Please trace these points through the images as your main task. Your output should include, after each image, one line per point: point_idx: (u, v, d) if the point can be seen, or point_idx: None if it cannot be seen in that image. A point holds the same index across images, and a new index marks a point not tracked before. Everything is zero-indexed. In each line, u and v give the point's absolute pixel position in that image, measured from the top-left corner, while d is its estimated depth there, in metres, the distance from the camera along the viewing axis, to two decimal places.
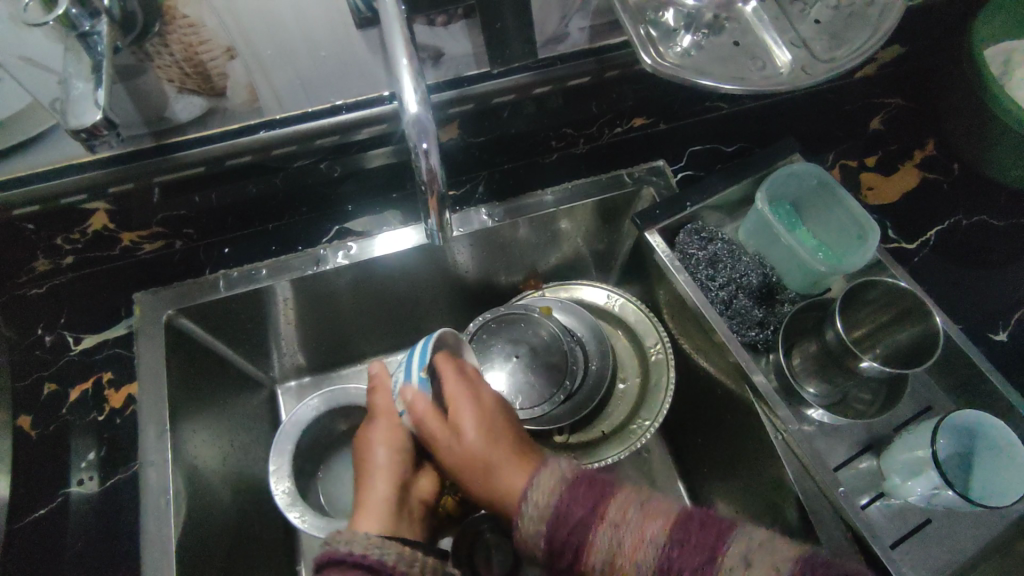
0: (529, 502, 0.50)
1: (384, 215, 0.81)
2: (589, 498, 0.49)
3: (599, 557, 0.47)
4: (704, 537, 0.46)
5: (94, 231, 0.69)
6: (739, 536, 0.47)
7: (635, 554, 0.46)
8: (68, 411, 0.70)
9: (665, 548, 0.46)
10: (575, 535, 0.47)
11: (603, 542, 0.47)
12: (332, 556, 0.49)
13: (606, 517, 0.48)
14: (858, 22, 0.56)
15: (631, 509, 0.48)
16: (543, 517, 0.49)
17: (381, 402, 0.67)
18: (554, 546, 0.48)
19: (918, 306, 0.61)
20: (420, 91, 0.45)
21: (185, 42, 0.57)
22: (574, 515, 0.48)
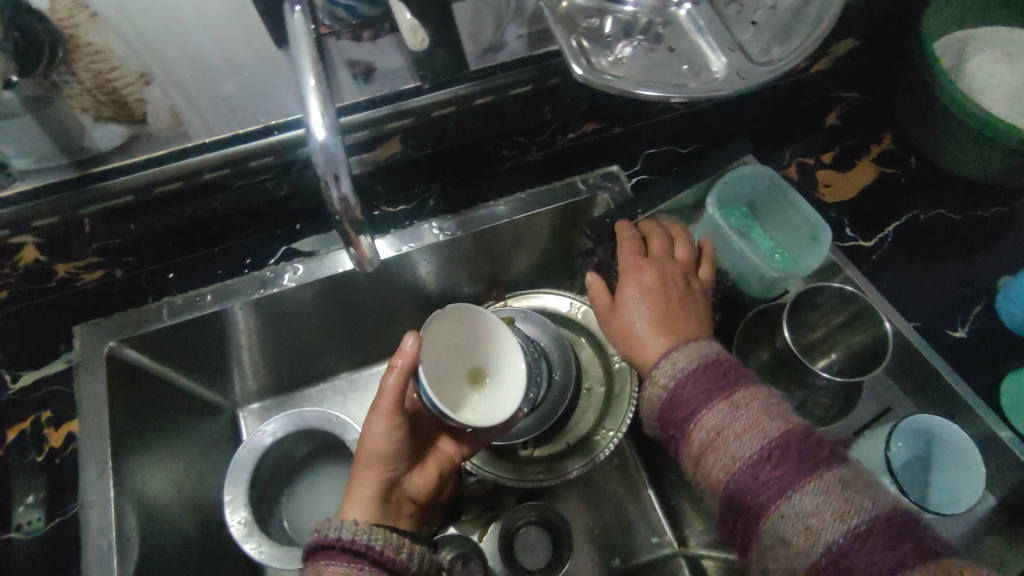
0: (666, 365, 0.54)
1: (332, 233, 0.78)
2: (716, 381, 0.51)
3: (704, 428, 0.49)
4: (814, 450, 0.46)
5: (25, 264, 0.67)
6: (838, 468, 0.45)
7: (742, 434, 0.47)
8: (5, 452, 0.68)
9: (773, 440, 0.46)
10: (691, 405, 0.50)
11: (716, 414, 0.49)
12: (321, 542, 0.52)
13: (729, 398, 0.49)
14: (795, 22, 0.54)
15: (757, 402, 0.49)
16: (674, 378, 0.52)
17: (389, 387, 0.63)
18: (672, 403, 0.51)
19: (867, 309, 0.60)
20: (328, 116, 0.42)
21: (94, 70, 0.56)
22: (697, 387, 0.51)
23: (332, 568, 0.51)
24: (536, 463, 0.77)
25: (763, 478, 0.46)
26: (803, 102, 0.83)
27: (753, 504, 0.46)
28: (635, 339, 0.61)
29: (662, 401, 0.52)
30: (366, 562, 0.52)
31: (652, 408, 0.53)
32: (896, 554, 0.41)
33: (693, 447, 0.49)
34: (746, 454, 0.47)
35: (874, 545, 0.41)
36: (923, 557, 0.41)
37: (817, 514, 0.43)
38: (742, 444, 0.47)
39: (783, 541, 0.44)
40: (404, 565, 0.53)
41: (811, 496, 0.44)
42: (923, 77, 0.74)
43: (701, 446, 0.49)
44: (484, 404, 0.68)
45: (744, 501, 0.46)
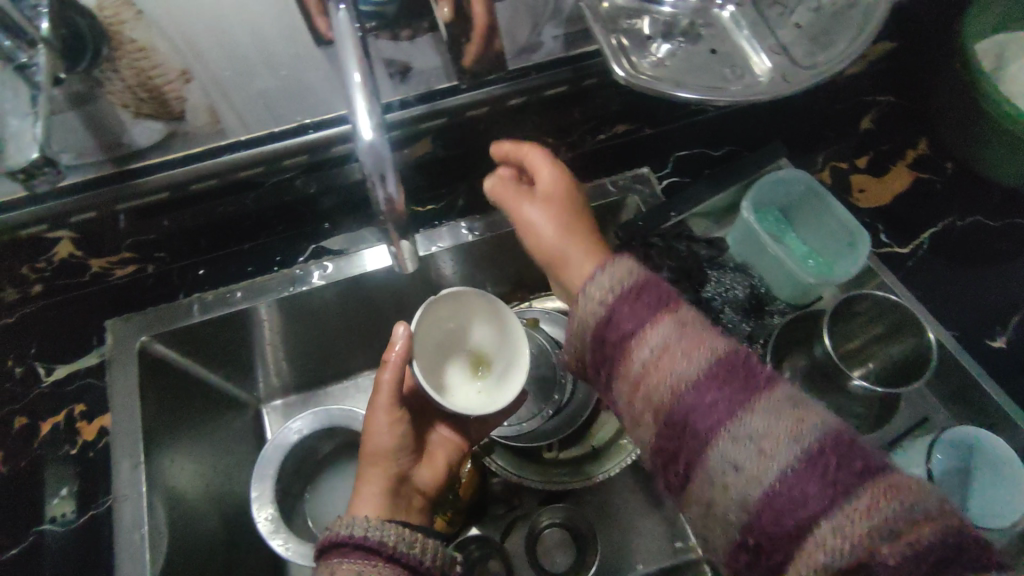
0: (601, 279, 0.51)
1: (362, 232, 0.79)
2: (652, 299, 0.48)
3: (646, 348, 0.46)
4: (754, 370, 0.43)
5: (60, 259, 0.67)
6: (773, 387, 0.42)
7: (687, 351, 0.44)
8: (39, 445, 0.69)
9: (714, 360, 0.43)
10: (629, 324, 0.48)
11: (659, 332, 0.46)
12: (334, 540, 0.52)
13: (668, 318, 0.47)
14: (840, 24, 0.53)
15: (692, 323, 0.46)
16: (610, 294, 0.50)
17: (385, 382, 0.62)
18: (609, 320, 0.49)
19: (909, 321, 0.59)
20: (375, 117, 0.42)
21: (137, 67, 0.56)
22: (632, 309, 0.48)
23: (346, 566, 0.50)
24: (563, 466, 0.76)
25: (707, 400, 0.42)
26: (838, 105, 0.82)
27: (692, 429, 0.42)
28: (558, 249, 0.63)
29: (598, 318, 0.50)
30: (380, 558, 0.51)
31: (590, 330, 0.51)
32: (843, 476, 0.37)
33: (631, 370, 0.46)
34: (688, 373, 0.43)
35: (824, 468, 0.38)
36: (872, 477, 0.37)
37: (765, 434, 0.39)
38: (682, 362, 0.44)
39: (732, 470, 0.40)
40: (418, 560, 0.52)
41: (758, 417, 0.40)
42: (964, 81, 0.72)
43: (640, 369, 0.46)
44: (487, 385, 0.68)
45: (689, 426, 0.42)
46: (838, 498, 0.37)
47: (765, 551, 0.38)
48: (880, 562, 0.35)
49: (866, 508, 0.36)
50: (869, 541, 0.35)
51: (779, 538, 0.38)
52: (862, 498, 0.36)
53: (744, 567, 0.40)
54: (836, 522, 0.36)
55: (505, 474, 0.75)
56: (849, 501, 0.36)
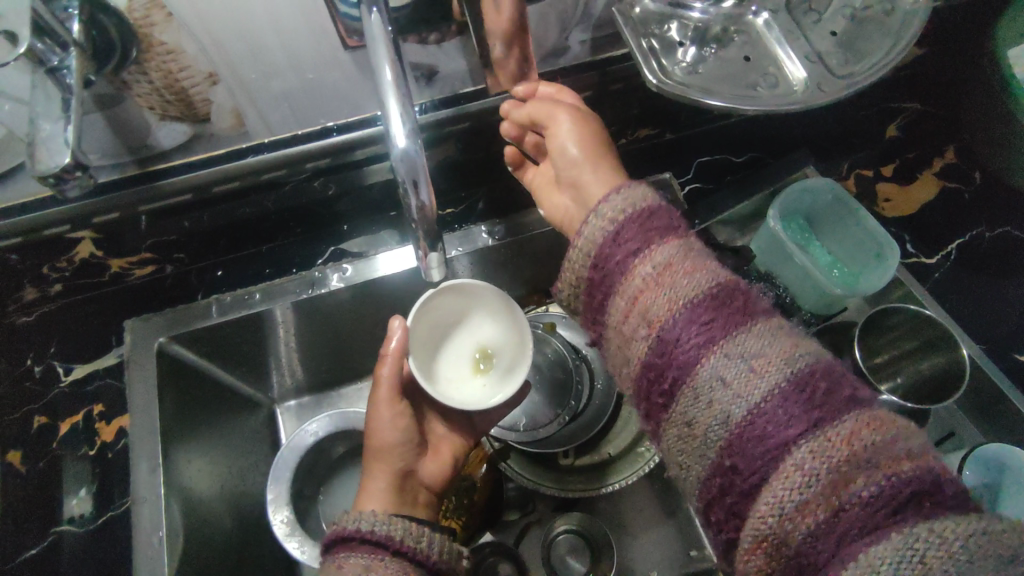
0: (615, 198, 0.51)
1: (381, 235, 0.78)
2: (660, 224, 0.49)
3: (647, 268, 0.47)
4: (750, 301, 0.44)
5: (81, 258, 0.67)
6: (766, 317, 0.44)
7: (688, 270, 0.45)
8: (58, 445, 0.69)
9: (715, 284, 0.45)
10: (635, 241, 0.48)
11: (663, 252, 0.47)
12: (341, 534, 0.51)
13: (674, 241, 0.48)
14: (879, 33, 0.52)
15: (696, 251, 0.48)
16: (621, 213, 0.50)
17: (385, 376, 0.61)
18: (616, 235, 0.49)
19: (943, 336, 0.59)
20: (409, 123, 0.42)
21: (165, 69, 0.55)
22: (639, 230, 0.49)
23: (353, 560, 0.49)
24: (577, 474, 0.76)
25: (702, 320, 0.43)
26: (861, 115, 0.79)
27: (684, 348, 0.43)
28: (572, 171, 0.61)
29: (606, 235, 0.50)
30: (387, 552, 0.50)
31: (591, 248, 0.51)
32: (828, 403, 0.38)
33: (630, 287, 0.47)
34: (687, 294, 0.44)
35: (811, 394, 0.39)
36: (854, 407, 0.39)
37: (757, 355, 0.41)
38: (683, 283, 0.45)
39: (720, 384, 0.41)
40: (425, 554, 0.51)
41: (752, 339, 0.42)
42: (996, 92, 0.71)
43: (639, 288, 0.47)
44: (487, 375, 0.66)
45: (680, 344, 0.43)
46: (820, 423, 0.38)
47: (741, 472, 0.40)
48: (854, 491, 0.36)
49: (848, 435, 0.37)
50: (848, 460, 0.36)
51: (757, 458, 0.39)
52: (846, 422, 0.38)
53: (715, 496, 0.42)
54: (815, 444, 0.37)
55: (520, 479, 0.74)
56: (832, 427, 0.38)
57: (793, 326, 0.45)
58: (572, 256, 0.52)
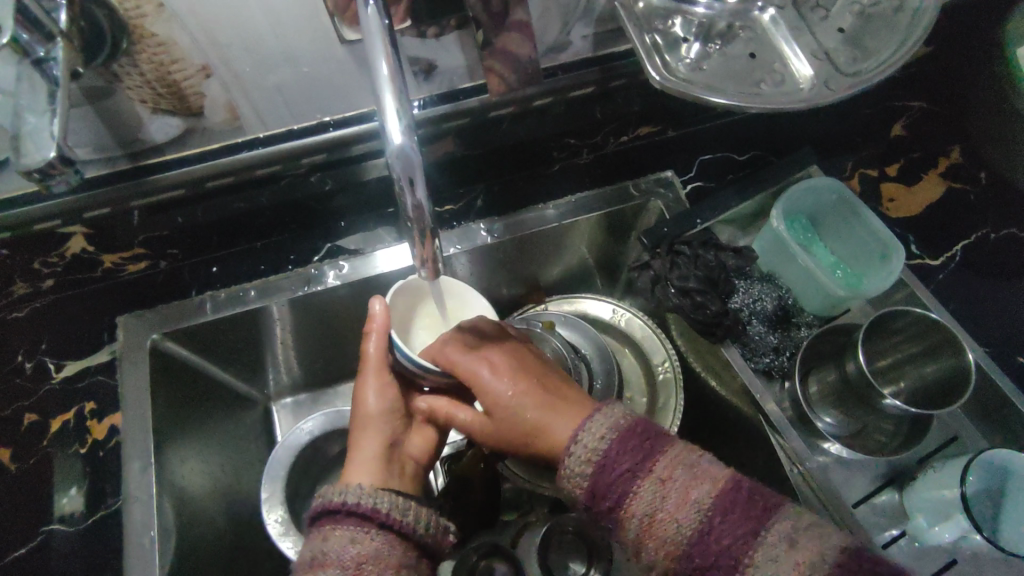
0: (583, 438, 0.49)
1: (378, 232, 0.77)
2: (639, 448, 0.48)
3: (637, 511, 0.46)
4: (749, 509, 0.44)
5: (72, 254, 0.66)
6: (784, 515, 0.44)
7: (675, 513, 0.44)
8: (48, 442, 0.68)
9: (707, 511, 0.44)
10: (616, 489, 0.46)
11: (644, 496, 0.46)
12: (326, 507, 0.49)
13: (652, 472, 0.46)
14: (886, 32, 0.51)
15: (681, 468, 0.46)
16: (595, 458, 0.48)
17: (371, 349, 0.60)
18: (596, 491, 0.47)
19: (949, 341, 0.58)
20: (405, 119, 0.41)
21: (156, 61, 0.53)
22: (622, 462, 0.47)
23: (338, 532, 0.48)
24: None
25: (714, 548, 0.43)
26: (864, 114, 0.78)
27: (712, 574, 0.43)
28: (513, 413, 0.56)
29: (585, 483, 0.48)
30: (374, 525, 0.49)
31: (575, 479, 0.49)
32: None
33: (629, 533, 0.46)
34: (683, 532, 0.44)
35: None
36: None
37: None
38: (678, 526, 0.44)
39: None
40: (411, 527, 0.50)
41: (764, 569, 0.42)
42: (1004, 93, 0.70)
43: (638, 531, 0.46)
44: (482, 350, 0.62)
45: None
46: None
47: None
48: None
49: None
50: None
51: None
52: None
53: None
54: None
55: (516, 480, 0.71)
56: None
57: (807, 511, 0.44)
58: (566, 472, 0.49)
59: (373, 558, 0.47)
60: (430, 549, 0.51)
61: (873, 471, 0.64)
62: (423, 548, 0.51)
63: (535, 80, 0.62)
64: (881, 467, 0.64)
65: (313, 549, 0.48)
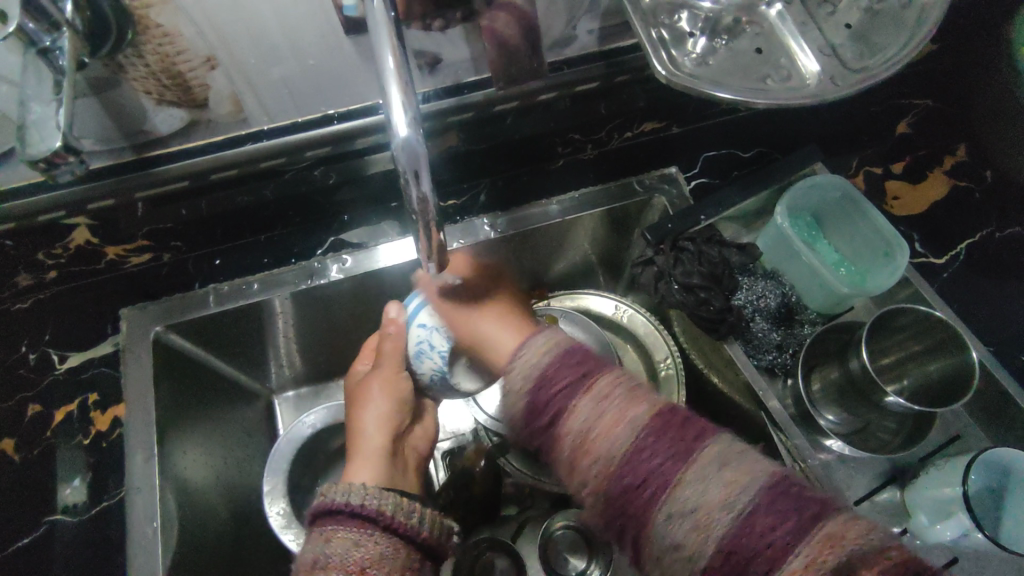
0: (525, 357, 0.53)
1: (383, 226, 0.77)
2: (582, 365, 0.52)
3: (576, 426, 0.49)
4: (681, 431, 0.47)
5: (76, 245, 0.66)
6: (715, 444, 0.46)
7: (613, 429, 0.47)
8: (52, 433, 0.68)
9: (643, 430, 0.47)
10: (557, 401, 0.50)
11: (583, 410, 0.49)
12: (329, 506, 0.49)
13: (591, 391, 0.50)
14: (893, 28, 0.51)
15: (618, 389, 0.50)
16: (537, 370, 0.52)
17: (387, 348, 0.63)
18: (536, 404, 0.51)
19: (952, 338, 0.57)
20: (411, 112, 0.41)
21: (161, 52, 0.53)
22: (562, 376, 0.51)
23: (340, 534, 0.48)
24: None
25: (642, 469, 0.46)
26: (871, 111, 0.78)
27: (641, 492, 0.45)
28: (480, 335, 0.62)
29: (529, 391, 0.52)
30: (377, 526, 0.49)
31: (521, 394, 0.52)
32: (786, 524, 0.41)
33: (567, 450, 0.49)
34: (619, 448, 0.47)
35: (759, 528, 0.41)
36: (811, 527, 0.40)
37: (701, 506, 0.43)
38: (612, 440, 0.47)
39: (677, 539, 0.44)
40: (415, 530, 0.50)
41: (692, 484, 0.44)
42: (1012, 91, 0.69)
43: (575, 447, 0.49)
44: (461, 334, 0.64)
45: (630, 502, 0.46)
46: (784, 553, 0.40)
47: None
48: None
49: (810, 561, 0.39)
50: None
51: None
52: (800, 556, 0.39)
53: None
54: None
55: (518, 475, 0.71)
56: (792, 555, 0.40)
57: (735, 445, 0.47)
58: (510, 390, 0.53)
59: (377, 561, 0.47)
60: (434, 551, 0.51)
61: (874, 470, 0.64)
62: (427, 549, 0.51)
63: (539, 75, 0.62)
64: (882, 465, 0.64)
65: (316, 551, 0.47)
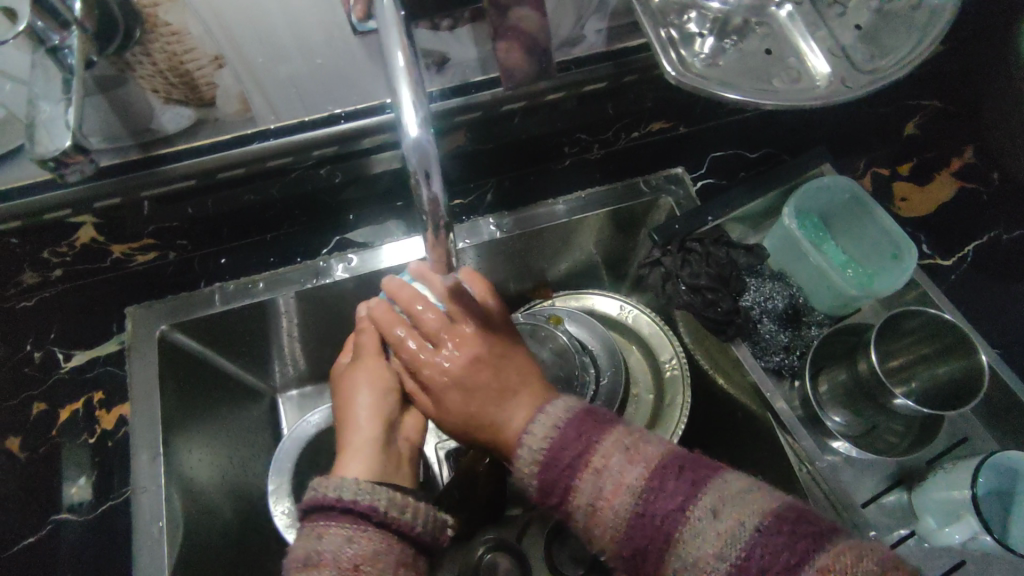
0: (533, 430, 0.53)
1: (388, 225, 0.76)
2: (580, 438, 0.51)
3: (581, 503, 0.49)
4: (678, 486, 0.47)
5: (82, 244, 0.66)
6: (713, 488, 0.47)
7: (615, 499, 0.47)
8: (57, 432, 0.68)
9: (642, 494, 0.47)
10: (561, 480, 0.50)
11: (586, 487, 0.49)
12: (321, 502, 0.49)
13: (591, 464, 0.49)
14: (904, 29, 0.50)
15: (616, 456, 0.49)
16: (537, 448, 0.52)
17: (367, 341, 0.66)
18: (544, 486, 0.51)
19: (962, 341, 0.57)
20: (421, 111, 0.40)
21: (170, 51, 0.54)
22: (563, 455, 0.50)
23: (333, 530, 0.48)
24: None
25: (646, 533, 0.46)
26: (879, 112, 0.77)
27: (651, 554, 0.46)
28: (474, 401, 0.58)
29: (534, 472, 0.52)
30: (370, 522, 0.48)
31: (528, 473, 0.52)
32: (777, 566, 0.42)
33: (579, 524, 0.50)
34: (623, 519, 0.47)
35: (755, 574, 0.43)
36: (801, 569, 0.41)
37: (701, 557, 0.44)
38: (616, 510, 0.47)
39: None
40: (408, 526, 0.50)
41: (693, 543, 0.45)
42: None
43: (585, 519, 0.49)
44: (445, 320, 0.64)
45: (643, 562, 0.47)
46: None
47: None
48: None
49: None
50: None
51: None
52: None
53: None
54: None
55: None
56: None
57: (736, 488, 0.47)
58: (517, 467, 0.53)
59: (371, 558, 0.47)
60: (429, 547, 0.51)
61: (880, 471, 0.64)
62: (420, 545, 0.51)
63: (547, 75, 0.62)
64: (889, 467, 0.64)
65: (307, 548, 0.47)
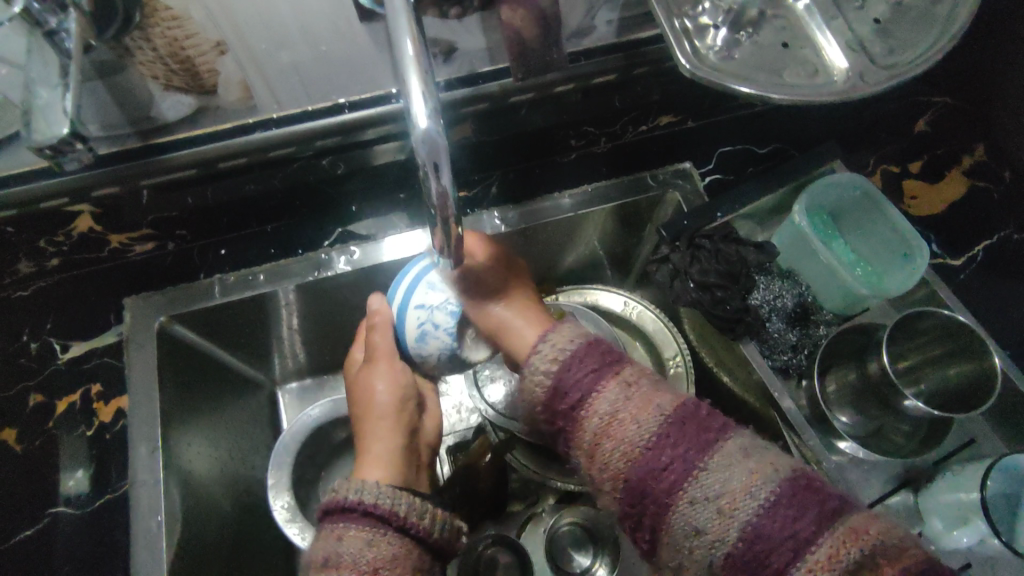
0: (545, 347, 0.52)
1: (391, 218, 0.75)
2: (605, 358, 0.50)
3: (599, 410, 0.48)
4: (703, 423, 0.46)
5: (79, 233, 0.64)
6: (739, 435, 0.46)
7: (639, 412, 0.47)
8: (54, 425, 0.67)
9: (668, 418, 0.47)
10: (581, 385, 0.49)
11: (608, 396, 0.48)
12: (343, 504, 0.48)
13: (618, 375, 0.50)
14: (923, 24, 0.49)
15: (644, 379, 0.50)
16: (559, 359, 0.51)
17: (379, 340, 0.61)
18: (559, 389, 0.50)
19: (976, 343, 0.57)
20: (430, 102, 0.39)
21: (170, 35, 0.53)
22: (590, 363, 0.50)
23: (353, 533, 0.47)
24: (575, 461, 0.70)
25: (663, 460, 0.45)
26: (890, 107, 0.76)
27: (665, 477, 0.45)
28: (495, 322, 0.59)
29: (546, 387, 0.51)
30: (389, 526, 0.48)
31: (542, 384, 0.51)
32: (808, 514, 0.41)
33: (586, 437, 0.49)
34: (642, 438, 0.46)
35: (781, 519, 0.42)
36: (831, 520, 0.41)
37: (724, 493, 0.43)
38: (638, 427, 0.47)
39: (694, 528, 0.43)
40: (427, 531, 0.49)
41: (715, 475, 0.44)
42: None
43: (597, 433, 0.48)
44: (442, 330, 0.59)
45: (650, 487, 0.45)
46: (806, 542, 0.41)
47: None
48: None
49: (834, 550, 0.40)
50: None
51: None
52: (824, 545, 0.40)
53: None
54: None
55: (525, 472, 0.69)
56: (816, 543, 0.40)
57: (764, 444, 0.47)
58: (530, 381, 0.52)
59: (390, 561, 0.46)
60: (443, 551, 0.51)
61: (887, 472, 0.64)
62: (438, 549, 0.50)
63: (558, 65, 0.60)
64: (896, 469, 0.64)
65: (327, 548, 0.47)
